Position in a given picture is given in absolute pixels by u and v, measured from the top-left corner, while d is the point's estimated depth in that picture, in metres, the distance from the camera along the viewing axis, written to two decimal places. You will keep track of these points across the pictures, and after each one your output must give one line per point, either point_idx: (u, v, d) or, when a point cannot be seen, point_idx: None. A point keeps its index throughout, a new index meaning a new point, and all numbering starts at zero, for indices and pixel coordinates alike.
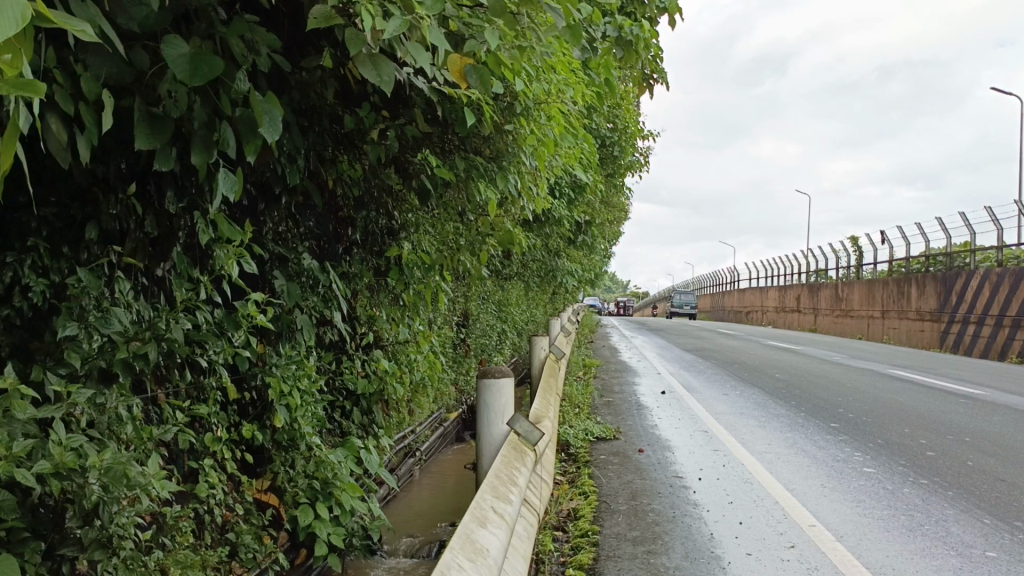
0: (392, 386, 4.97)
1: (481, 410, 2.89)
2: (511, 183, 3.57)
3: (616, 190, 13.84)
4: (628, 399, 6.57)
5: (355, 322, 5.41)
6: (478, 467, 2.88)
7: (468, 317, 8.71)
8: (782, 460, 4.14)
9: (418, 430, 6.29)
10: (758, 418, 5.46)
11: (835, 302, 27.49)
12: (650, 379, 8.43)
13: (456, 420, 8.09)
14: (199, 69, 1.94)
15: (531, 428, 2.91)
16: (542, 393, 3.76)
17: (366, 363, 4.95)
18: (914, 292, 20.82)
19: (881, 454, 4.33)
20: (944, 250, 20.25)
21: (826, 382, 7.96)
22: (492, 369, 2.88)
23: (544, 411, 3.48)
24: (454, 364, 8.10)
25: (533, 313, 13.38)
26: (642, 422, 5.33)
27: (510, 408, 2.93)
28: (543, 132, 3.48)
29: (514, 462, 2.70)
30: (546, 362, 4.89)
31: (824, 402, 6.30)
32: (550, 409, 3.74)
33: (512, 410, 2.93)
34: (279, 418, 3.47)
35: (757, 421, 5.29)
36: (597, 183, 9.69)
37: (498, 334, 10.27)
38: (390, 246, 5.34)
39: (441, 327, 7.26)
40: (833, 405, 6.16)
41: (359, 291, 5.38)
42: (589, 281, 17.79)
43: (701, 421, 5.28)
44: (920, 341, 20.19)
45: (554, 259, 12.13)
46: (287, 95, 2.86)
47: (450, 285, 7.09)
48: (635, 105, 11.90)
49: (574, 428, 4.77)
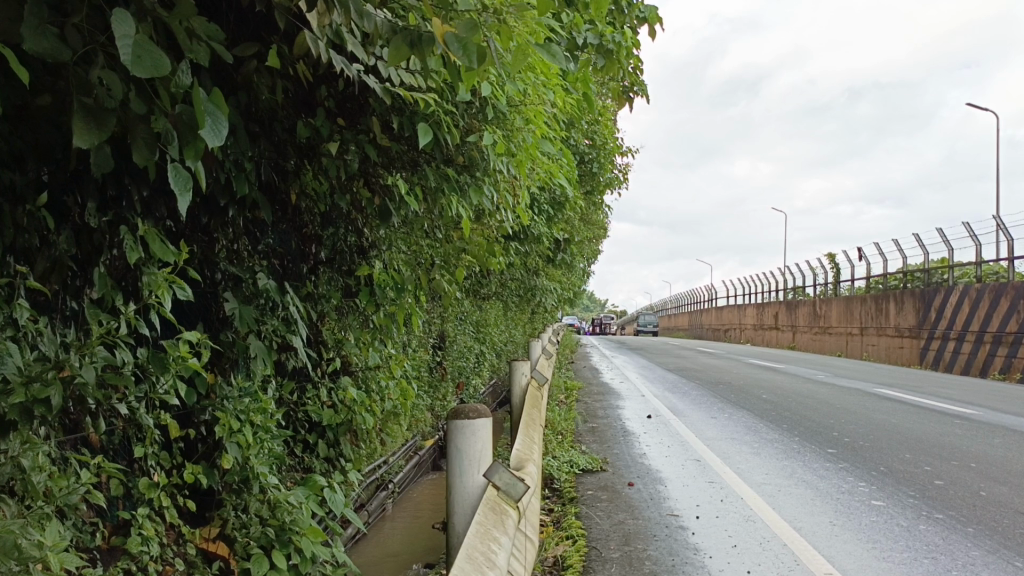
0: (361, 416, 4.61)
1: (453, 457, 2.52)
2: (489, 196, 3.27)
3: (594, 207, 13.63)
4: (613, 425, 6.25)
5: (322, 346, 5.06)
6: (449, 527, 2.53)
7: (444, 338, 8.37)
8: (784, 494, 3.82)
9: (391, 461, 5.92)
10: (751, 444, 5.16)
11: (813, 319, 27.50)
12: (634, 401, 8.11)
13: (431, 447, 7.71)
14: (144, 62, 1.51)
15: (515, 482, 2.58)
16: (523, 428, 3.42)
17: (333, 392, 4.59)
18: (893, 308, 20.82)
19: (887, 484, 4.04)
20: (922, 266, 20.31)
21: (816, 403, 7.69)
22: (465, 408, 2.50)
23: (526, 451, 3.14)
24: (429, 389, 7.73)
25: (512, 333, 13.06)
26: (629, 450, 5.00)
27: (489, 457, 2.57)
28: (524, 140, 3.18)
29: (490, 528, 2.34)
30: (526, 389, 4.57)
31: (818, 425, 6.01)
32: (532, 446, 3.39)
33: (491, 459, 2.56)
34: (227, 460, 3.09)
35: (750, 448, 4.99)
36: (576, 200, 9.43)
37: (476, 355, 9.93)
38: (359, 265, 5.01)
39: (415, 350, 6.91)
40: (828, 429, 5.88)
41: (326, 314, 5.03)
42: (567, 300, 17.53)
43: (692, 449, 4.97)
44: (900, 358, 20.15)
45: (533, 278, 11.84)
46: (234, 94, 2.53)
47: (424, 305, 6.76)
48: (613, 120, 11.72)
49: (557, 459, 4.43)
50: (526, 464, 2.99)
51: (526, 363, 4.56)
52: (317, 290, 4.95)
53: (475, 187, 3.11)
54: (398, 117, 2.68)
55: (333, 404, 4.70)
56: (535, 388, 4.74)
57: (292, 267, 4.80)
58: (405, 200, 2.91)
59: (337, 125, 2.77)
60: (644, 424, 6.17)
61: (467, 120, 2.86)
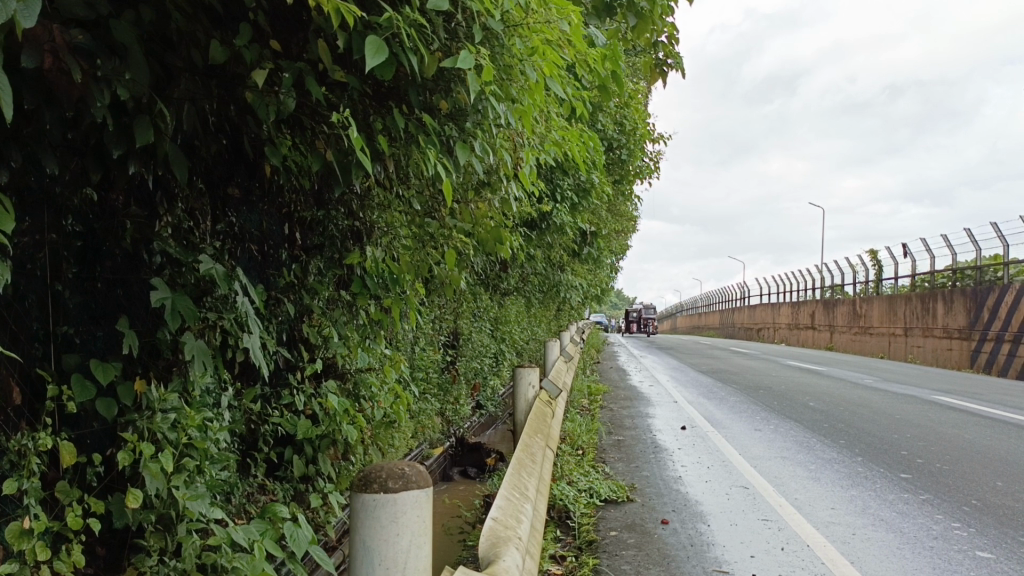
0: (343, 428, 3.93)
1: (361, 549, 1.89)
2: (485, 154, 2.52)
3: (623, 197, 12.82)
4: (642, 438, 5.50)
5: (304, 346, 4.40)
6: None
7: (458, 336, 7.70)
8: (863, 540, 3.03)
9: None
10: (807, 464, 4.37)
11: (852, 319, 26.34)
12: (666, 409, 7.35)
13: (440, 457, 7.08)
14: None
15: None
16: (512, 472, 2.70)
17: (311, 400, 3.99)
18: (942, 308, 19.65)
19: (990, 525, 3.23)
20: (975, 264, 19.09)
21: (870, 412, 6.84)
22: (378, 476, 1.91)
23: (509, 517, 2.38)
24: (439, 392, 7.06)
25: (535, 331, 12.33)
26: (661, 472, 4.26)
27: (426, 541, 1.93)
28: (529, 78, 2.41)
29: None
30: (533, 403, 3.90)
31: (880, 441, 5.19)
32: (524, 494, 2.68)
33: (428, 546, 1.93)
34: (135, 498, 2.37)
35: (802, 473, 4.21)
36: (602, 187, 8.70)
37: (494, 355, 9.24)
38: (350, 252, 4.35)
39: (420, 350, 6.24)
40: (896, 446, 5.04)
41: (309, 307, 4.35)
42: (595, 296, 16.74)
43: (736, 470, 4.20)
44: (949, 361, 18.98)
45: (557, 273, 11.11)
46: (131, 9, 1.90)
47: (431, 300, 6.09)
48: (642, 103, 10.94)
49: (574, 485, 3.70)
50: (500, 549, 2.12)
51: (531, 370, 3.90)
52: (301, 281, 4.35)
53: (461, 140, 2.37)
54: (346, 36, 1.94)
55: (311, 414, 4.08)
56: (544, 400, 4.02)
57: (270, 253, 4.24)
58: (363, 161, 1.98)
59: (272, 55, 2.08)
60: (677, 437, 5.44)
61: (445, 42, 2.12)
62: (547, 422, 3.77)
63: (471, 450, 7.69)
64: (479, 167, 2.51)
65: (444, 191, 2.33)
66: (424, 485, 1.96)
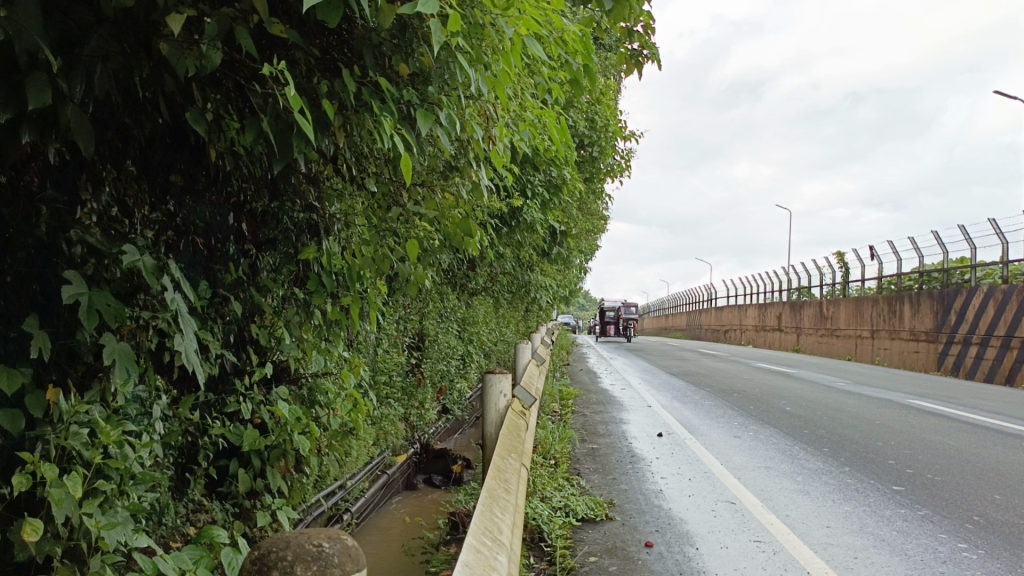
0: (296, 438, 3.60)
1: None
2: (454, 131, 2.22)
3: (594, 195, 12.55)
4: (616, 445, 5.25)
5: (254, 348, 4.04)
6: None
7: (423, 337, 7.39)
8: (866, 567, 2.83)
9: (348, 487, 5.02)
10: (793, 476, 4.15)
11: (819, 320, 26.53)
12: (639, 414, 7.11)
13: (404, 464, 6.75)
14: None
15: None
16: (487, 498, 2.45)
17: (262, 408, 3.66)
18: (908, 311, 19.82)
19: (997, 547, 3.05)
20: (941, 266, 19.26)
21: (849, 418, 6.68)
22: (278, 547, 1.69)
23: (490, 552, 2.14)
24: (404, 397, 6.71)
25: (503, 332, 12.00)
26: (639, 485, 4.02)
27: None
28: (500, 37, 2.12)
29: None
30: (504, 414, 3.60)
31: (864, 449, 5.02)
32: (501, 523, 2.44)
33: None
34: (33, 530, 1.98)
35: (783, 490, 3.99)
36: (574, 183, 8.42)
37: (462, 356, 8.91)
38: (306, 246, 4.01)
39: (381, 352, 5.89)
40: (880, 454, 4.87)
41: (260, 306, 4.00)
42: (564, 296, 16.47)
43: (719, 482, 3.98)
44: (916, 363, 19.14)
45: (526, 273, 10.84)
46: None
47: (393, 299, 5.74)
48: (614, 99, 10.68)
49: (548, 503, 3.46)
50: None
51: (502, 378, 3.59)
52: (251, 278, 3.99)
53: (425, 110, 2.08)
54: None
55: (260, 423, 3.75)
56: (514, 411, 3.73)
57: (214, 248, 3.90)
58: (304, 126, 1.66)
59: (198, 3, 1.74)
60: (653, 444, 5.22)
61: None
62: (518, 437, 3.50)
63: (437, 456, 7.37)
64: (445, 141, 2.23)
65: (403, 165, 2.02)
66: (349, 568, 1.66)
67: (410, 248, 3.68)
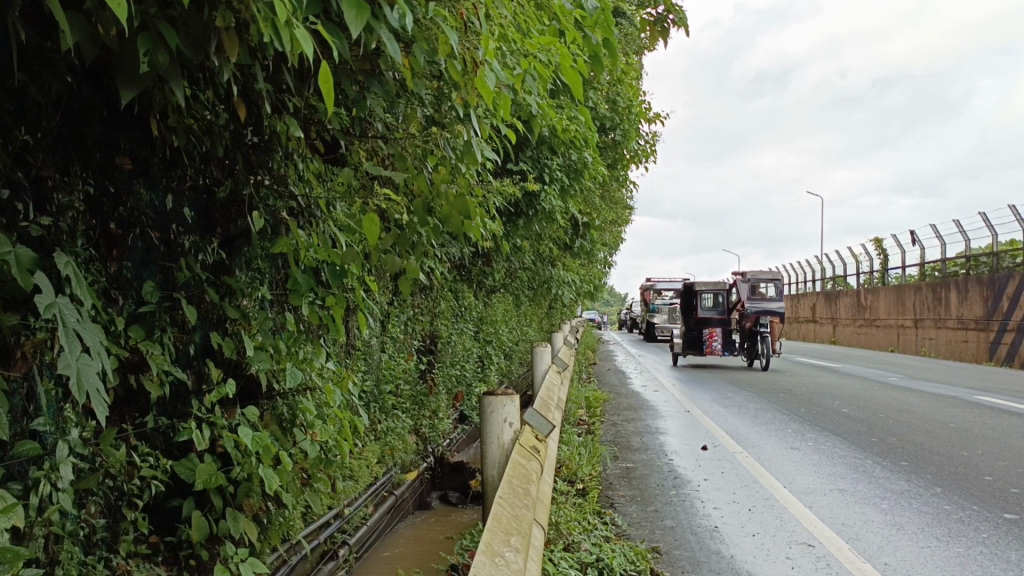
0: (264, 472, 2.94)
1: None
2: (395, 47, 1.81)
3: (617, 183, 11.78)
4: (653, 464, 4.61)
5: (222, 363, 3.38)
6: None
7: (435, 339, 6.75)
8: None
9: (347, 515, 4.36)
10: (875, 524, 3.49)
11: (857, 310, 25.45)
12: (675, 421, 6.43)
13: (417, 481, 6.11)
14: None
15: None
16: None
17: (225, 437, 3.03)
18: (955, 297, 18.81)
19: None
20: (990, 249, 18.19)
21: (915, 422, 5.95)
22: None
23: None
24: (413, 408, 6.05)
25: (526, 331, 11.32)
26: (689, 532, 3.45)
27: None
28: None
29: None
30: (506, 453, 3.02)
31: (951, 464, 4.32)
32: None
33: None
34: None
35: (872, 546, 3.25)
36: (596, 166, 7.68)
37: (480, 359, 8.24)
38: (281, 239, 3.35)
39: (383, 359, 5.25)
40: (971, 471, 4.16)
41: (226, 312, 3.34)
42: (589, 292, 15.76)
43: (785, 526, 3.42)
44: (965, 354, 18.13)
45: (548, 268, 10.16)
46: None
47: (391, 299, 5.08)
48: (635, 77, 9.90)
49: (572, 556, 2.94)
50: None
51: (501, 402, 3.03)
52: (216, 282, 3.36)
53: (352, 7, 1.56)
54: None
55: (223, 454, 3.09)
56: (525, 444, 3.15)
57: (171, 242, 3.26)
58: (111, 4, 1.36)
59: None
60: (699, 469, 4.57)
61: None
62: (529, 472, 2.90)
63: (453, 470, 6.72)
64: (393, 56, 1.80)
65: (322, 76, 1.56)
66: None
67: (369, 225, 2.94)
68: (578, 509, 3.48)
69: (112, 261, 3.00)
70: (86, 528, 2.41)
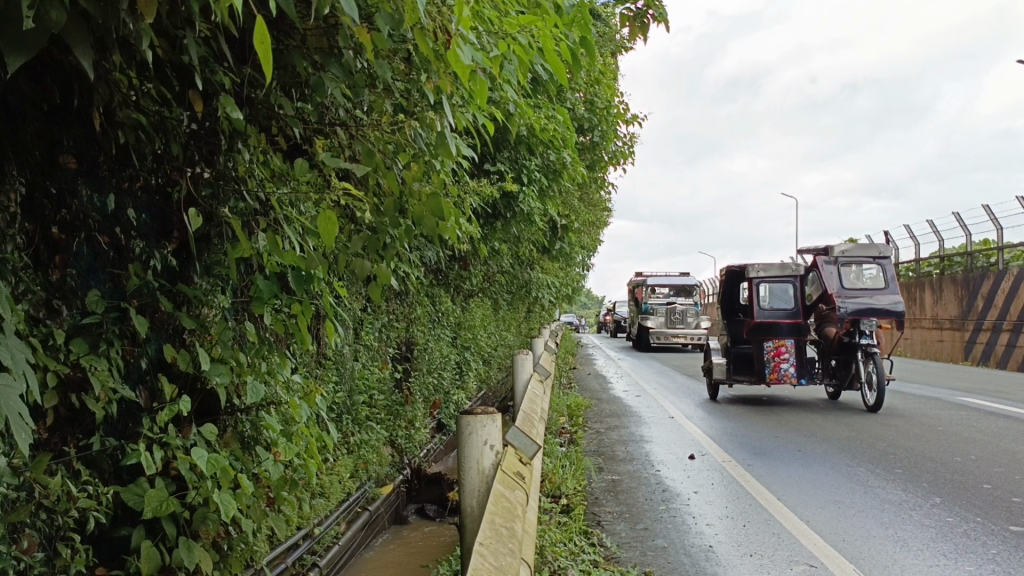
0: (220, 497, 2.71)
1: None
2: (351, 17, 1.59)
3: (596, 185, 11.63)
4: (642, 491, 4.51)
5: (177, 377, 3.12)
6: None
7: (411, 346, 6.53)
8: None
9: (317, 535, 4.11)
10: (878, 569, 3.31)
11: None
12: (660, 431, 6.29)
13: (393, 494, 5.86)
14: None
15: None
16: None
17: (179, 459, 2.78)
18: (931, 298, 18.96)
19: None
20: (964, 250, 18.35)
21: (902, 425, 5.90)
22: None
23: None
24: (388, 418, 5.82)
25: (505, 335, 11.11)
26: (683, 553, 3.52)
27: None
28: None
29: None
30: (487, 485, 2.80)
31: (956, 491, 4.16)
32: None
33: None
34: None
35: (867, 569, 3.23)
36: (576, 166, 7.50)
37: (457, 365, 8.01)
38: (241, 242, 3.11)
39: (355, 368, 5.01)
40: (978, 506, 4.01)
41: (180, 322, 3.09)
42: (567, 295, 15.60)
43: (783, 564, 3.34)
44: (940, 354, 18.26)
45: (525, 271, 10.01)
46: None
47: (363, 305, 4.85)
48: (613, 76, 9.76)
49: None
50: None
51: (478, 426, 2.80)
52: (170, 290, 3.11)
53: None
54: None
55: (177, 477, 2.84)
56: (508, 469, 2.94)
57: (121, 246, 3.00)
58: None
59: None
60: (686, 485, 4.64)
61: None
62: (510, 502, 2.71)
63: (431, 482, 6.49)
64: (346, 13, 1.60)
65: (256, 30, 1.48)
66: None
67: (325, 223, 2.52)
68: (568, 532, 3.49)
69: (53, 268, 2.75)
70: (17, 567, 2.15)
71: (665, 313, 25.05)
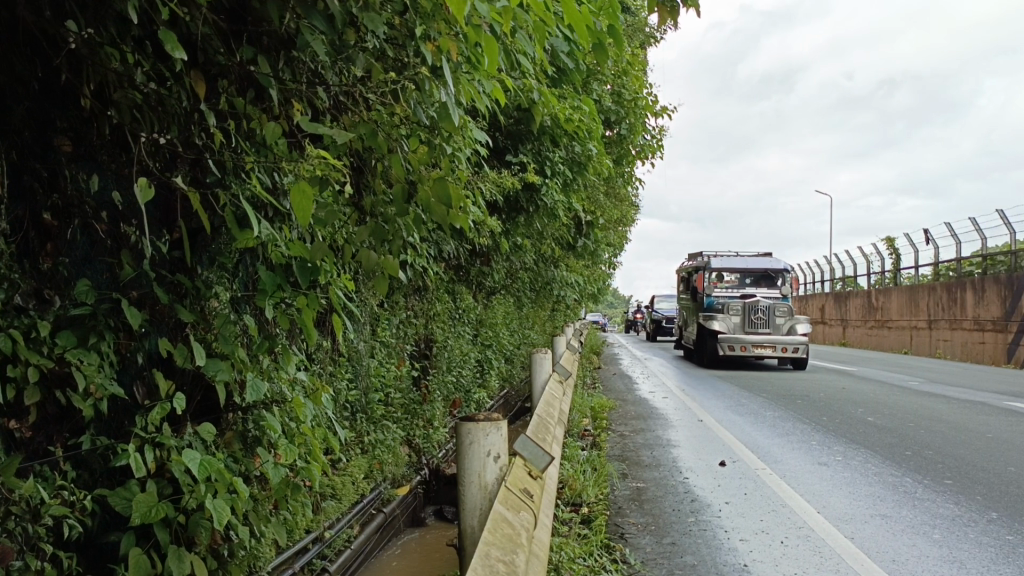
0: (213, 503, 2.51)
1: None
2: None
3: (622, 179, 11.35)
4: (669, 501, 4.27)
5: (177, 374, 2.93)
6: None
7: (430, 343, 6.34)
8: None
9: (327, 539, 3.93)
10: None
11: (867, 312, 24.96)
12: (688, 435, 6.03)
13: (411, 495, 5.67)
14: None
15: None
16: None
17: (172, 461, 2.59)
18: (971, 298, 18.39)
19: None
20: (1007, 249, 17.77)
21: (948, 443, 5.58)
22: None
23: None
24: (406, 417, 5.64)
25: (529, 333, 10.88)
26: (713, 572, 3.29)
27: None
28: None
29: None
30: (485, 499, 2.71)
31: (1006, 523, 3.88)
32: None
33: None
34: None
35: None
36: (602, 158, 7.26)
37: (478, 363, 7.80)
38: (243, 231, 2.92)
39: (371, 365, 4.83)
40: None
41: (180, 315, 2.91)
42: (593, 293, 15.32)
43: None
44: (982, 357, 17.68)
45: (549, 268, 9.79)
46: None
47: (379, 299, 4.67)
48: (642, 68, 9.49)
49: None
50: None
51: (476, 432, 2.72)
52: (170, 281, 2.92)
53: None
54: None
55: (171, 480, 2.66)
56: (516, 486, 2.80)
57: (119, 233, 2.82)
58: None
59: None
60: (717, 495, 4.39)
61: None
62: (516, 528, 2.52)
63: (450, 483, 6.29)
64: None
65: None
66: None
67: (299, 197, 2.19)
68: (588, 546, 3.28)
69: (44, 256, 2.57)
70: None
71: (743, 313, 16.64)
